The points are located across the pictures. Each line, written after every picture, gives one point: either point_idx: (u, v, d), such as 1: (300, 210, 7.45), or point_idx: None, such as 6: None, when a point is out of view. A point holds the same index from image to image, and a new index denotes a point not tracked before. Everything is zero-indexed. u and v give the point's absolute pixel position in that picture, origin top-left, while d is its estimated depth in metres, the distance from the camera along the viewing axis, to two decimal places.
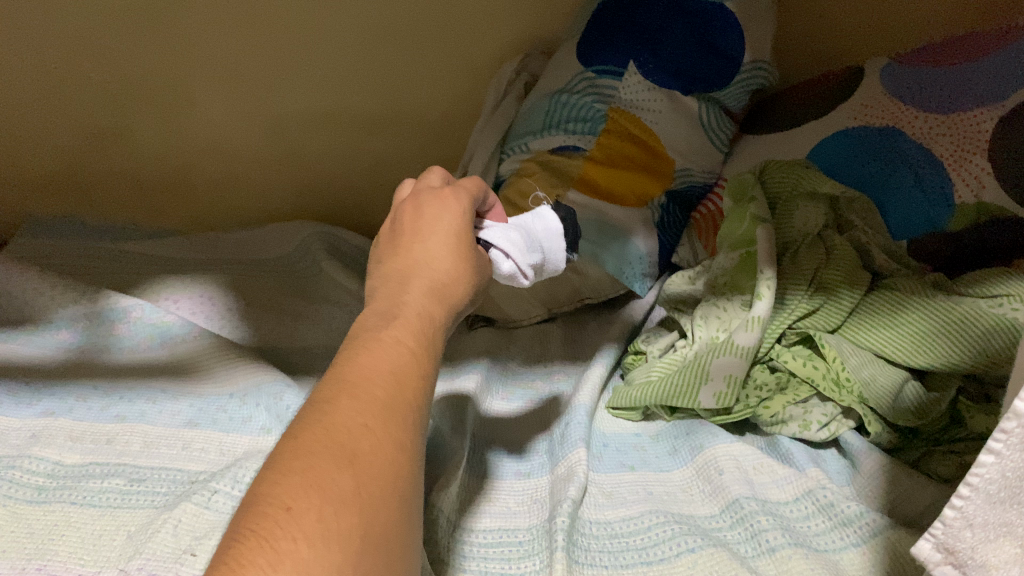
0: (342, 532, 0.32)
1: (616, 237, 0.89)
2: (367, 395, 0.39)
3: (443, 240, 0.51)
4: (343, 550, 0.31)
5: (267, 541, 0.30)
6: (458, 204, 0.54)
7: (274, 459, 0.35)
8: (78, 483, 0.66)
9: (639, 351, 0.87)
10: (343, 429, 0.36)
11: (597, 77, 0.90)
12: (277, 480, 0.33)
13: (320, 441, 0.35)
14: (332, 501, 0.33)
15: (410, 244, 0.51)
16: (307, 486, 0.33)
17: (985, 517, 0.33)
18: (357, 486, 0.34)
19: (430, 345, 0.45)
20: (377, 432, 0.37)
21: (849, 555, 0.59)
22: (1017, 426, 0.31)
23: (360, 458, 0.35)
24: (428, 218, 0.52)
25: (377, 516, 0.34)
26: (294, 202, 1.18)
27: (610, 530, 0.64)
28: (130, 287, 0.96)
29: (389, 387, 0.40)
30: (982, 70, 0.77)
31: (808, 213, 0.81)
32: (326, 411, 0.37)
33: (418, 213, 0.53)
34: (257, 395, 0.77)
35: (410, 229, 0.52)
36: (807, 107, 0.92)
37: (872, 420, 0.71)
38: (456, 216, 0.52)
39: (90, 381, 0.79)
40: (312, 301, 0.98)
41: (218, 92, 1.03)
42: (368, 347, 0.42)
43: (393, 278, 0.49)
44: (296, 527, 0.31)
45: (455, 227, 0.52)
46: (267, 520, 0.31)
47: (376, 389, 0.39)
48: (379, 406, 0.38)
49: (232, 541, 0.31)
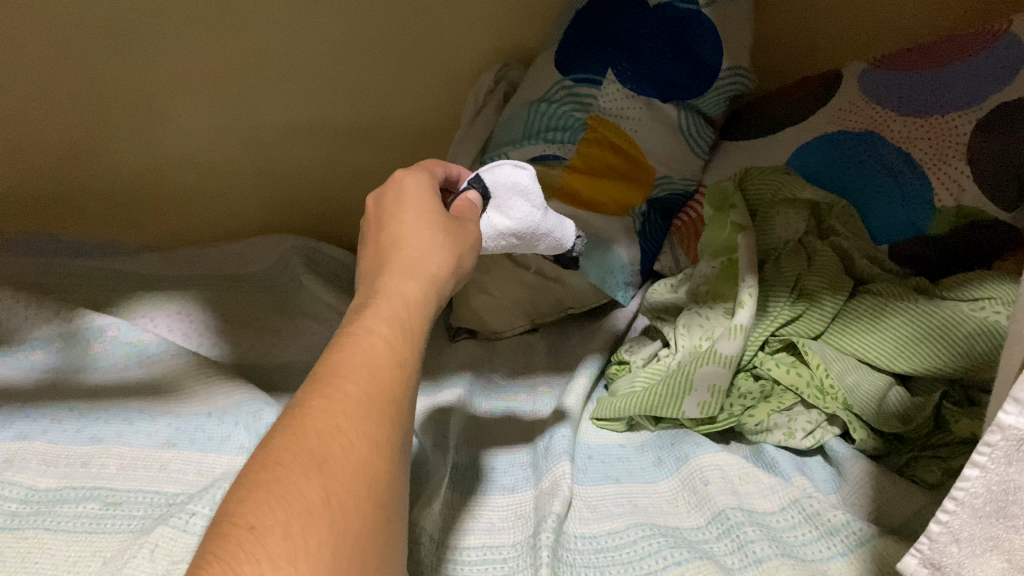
0: (311, 551, 0.31)
1: (598, 247, 0.88)
2: (338, 393, 0.38)
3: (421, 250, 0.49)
4: (312, 570, 0.30)
5: (231, 565, 0.29)
6: (433, 214, 0.52)
7: (243, 473, 0.34)
8: (53, 508, 0.65)
9: (622, 361, 0.86)
10: (313, 433, 0.35)
11: (575, 86, 0.90)
12: (243, 499, 0.32)
13: (289, 452, 0.34)
14: (300, 517, 0.32)
15: (387, 244, 0.50)
16: (274, 503, 0.32)
17: (971, 532, 0.33)
18: (327, 497, 0.33)
19: (411, 330, 0.44)
20: (349, 433, 0.36)
21: (836, 565, 0.59)
22: (1002, 439, 0.30)
23: (330, 463, 0.34)
24: (402, 231, 0.50)
25: (350, 527, 0.33)
26: (273, 217, 1.17)
27: (596, 545, 0.63)
28: (105, 305, 0.95)
29: (363, 380, 0.39)
30: (959, 74, 0.77)
31: (788, 219, 0.82)
32: (295, 416, 0.36)
33: (391, 226, 0.51)
34: (236, 414, 0.76)
35: (384, 241, 0.51)
36: (788, 111, 0.91)
37: (857, 427, 0.70)
38: (431, 227, 0.51)
39: (64, 403, 0.77)
40: (292, 316, 0.97)
41: (194, 105, 1.02)
42: (341, 348, 0.41)
43: (372, 269, 0.49)
44: (260, 549, 0.30)
45: (431, 237, 0.50)
46: (231, 543, 0.30)
47: (348, 385, 0.38)
48: (353, 404, 0.37)
49: (199, 565, 0.29)
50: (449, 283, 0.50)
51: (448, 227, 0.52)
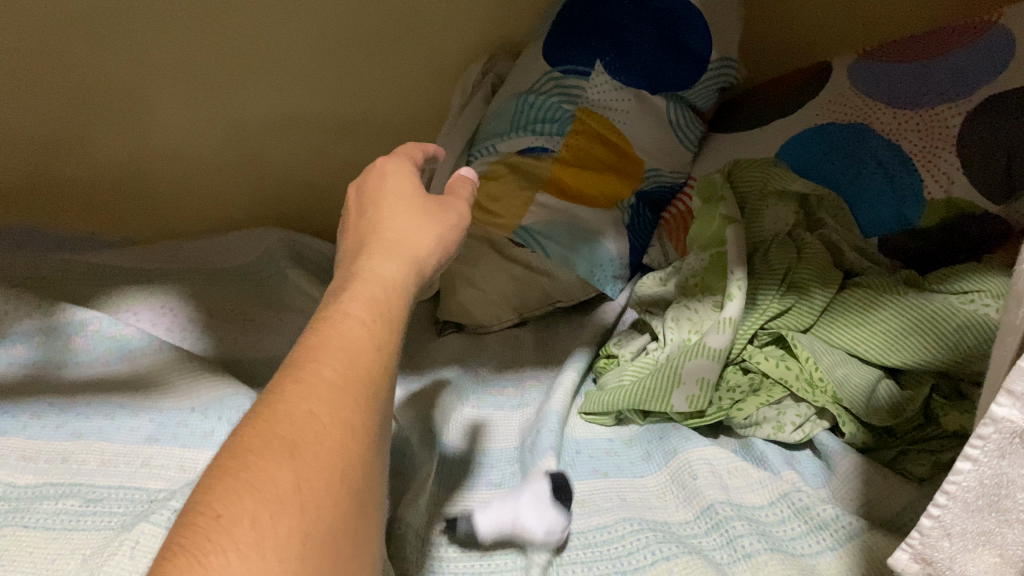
0: (280, 537, 0.30)
1: (586, 240, 0.89)
2: (314, 377, 0.37)
3: (396, 240, 0.48)
4: (281, 560, 0.29)
5: (197, 556, 0.28)
6: (410, 206, 0.50)
7: (212, 463, 0.33)
8: (32, 505, 0.63)
9: (610, 355, 0.86)
10: (286, 419, 0.34)
11: (563, 77, 0.89)
12: (211, 488, 0.31)
13: (261, 438, 0.33)
14: (269, 503, 0.31)
15: (366, 233, 0.49)
16: (241, 490, 0.31)
17: (963, 526, 0.31)
18: (298, 481, 0.32)
19: (392, 311, 0.43)
20: (323, 418, 0.35)
21: (826, 559, 0.59)
22: (994, 432, 0.28)
23: (303, 447, 0.33)
24: (380, 221, 0.49)
25: (322, 509, 0.32)
26: (258, 210, 1.16)
27: (583, 540, 0.63)
28: (87, 299, 0.93)
29: (340, 364, 0.38)
30: (949, 66, 0.77)
31: (776, 211, 0.81)
32: (267, 404, 0.36)
33: (370, 215, 0.50)
34: (219, 409, 0.74)
35: (362, 231, 0.49)
36: (777, 104, 0.90)
37: (846, 421, 0.70)
38: (409, 218, 0.49)
39: (45, 398, 0.76)
40: (278, 310, 0.96)
41: (176, 96, 1.01)
42: (319, 329, 0.40)
43: (353, 252, 0.48)
44: (228, 538, 0.29)
45: (409, 229, 0.48)
46: (197, 534, 0.29)
47: (324, 370, 0.37)
48: (327, 387, 0.36)
49: (164, 558, 0.29)
50: (434, 268, 0.49)
51: (432, 211, 0.51)
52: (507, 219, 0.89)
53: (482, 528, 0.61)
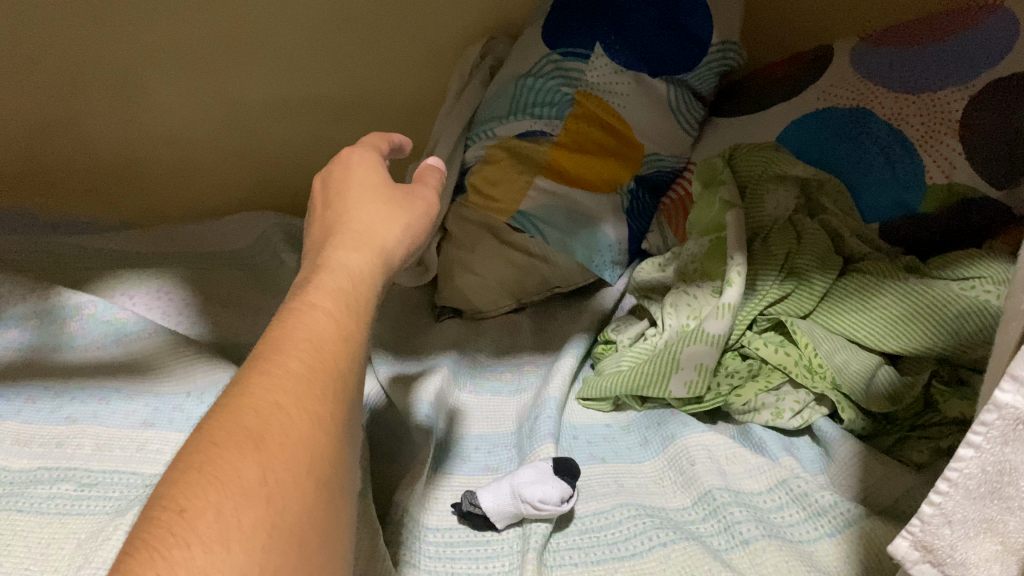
0: (246, 530, 0.29)
1: (584, 225, 0.88)
2: (280, 368, 0.36)
3: (364, 232, 0.47)
4: (247, 552, 0.29)
5: (161, 551, 0.28)
6: (377, 198, 0.50)
7: (176, 455, 0.32)
8: (26, 489, 0.63)
9: (609, 341, 0.85)
10: (250, 410, 0.34)
11: (562, 60, 0.88)
12: (175, 481, 0.30)
13: (224, 429, 0.33)
14: (233, 496, 0.30)
15: (336, 221, 0.48)
16: (206, 482, 0.30)
17: (965, 513, 0.30)
18: (264, 474, 0.31)
19: (358, 302, 0.42)
20: (289, 409, 0.34)
21: (824, 545, 0.58)
22: (998, 419, 0.28)
23: (268, 440, 0.32)
24: (348, 212, 0.49)
25: (289, 503, 0.31)
26: (256, 194, 1.15)
27: (580, 526, 0.63)
28: (83, 282, 0.93)
29: (306, 356, 0.37)
30: (952, 49, 0.75)
31: (777, 196, 0.80)
32: (232, 395, 0.35)
33: (338, 205, 0.50)
34: (215, 393, 0.74)
35: (330, 220, 0.49)
36: (779, 88, 0.89)
37: (846, 406, 0.70)
38: (376, 211, 0.49)
39: (40, 382, 0.76)
40: (275, 295, 0.95)
41: (171, 78, 1.00)
42: (286, 319, 0.39)
43: (318, 243, 0.47)
44: (191, 532, 0.28)
45: (375, 221, 0.48)
46: (160, 527, 0.29)
47: (289, 362, 0.37)
48: (294, 378, 0.36)
49: (124, 553, 0.28)
50: (399, 259, 0.49)
51: (398, 201, 0.51)
52: (504, 205, 0.90)
53: (492, 514, 0.61)
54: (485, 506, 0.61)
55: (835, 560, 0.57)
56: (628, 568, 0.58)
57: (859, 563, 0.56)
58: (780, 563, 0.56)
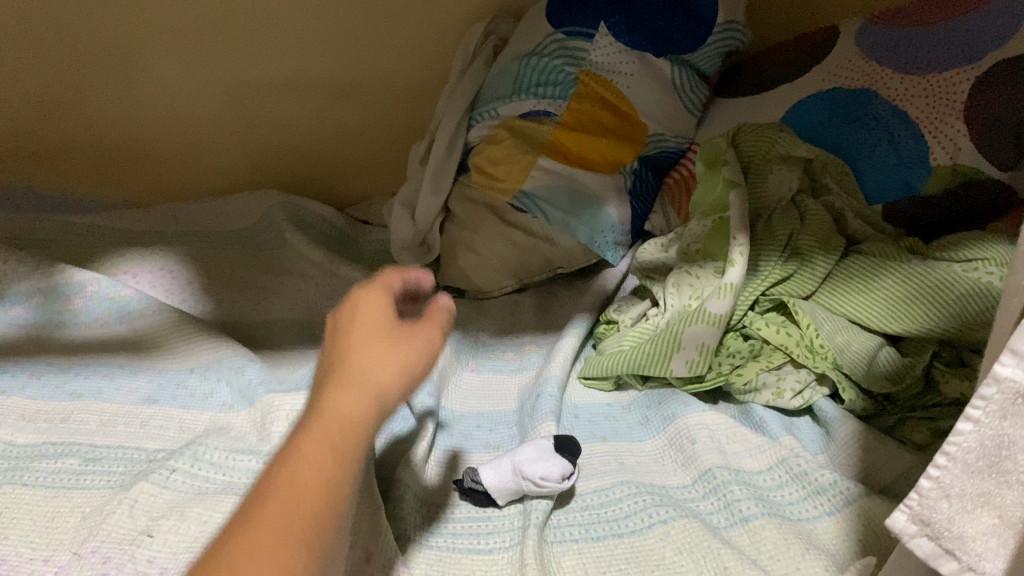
0: None
1: (587, 205, 0.88)
2: (299, 482, 0.36)
3: (350, 393, 0.40)
4: None
5: None
6: (375, 344, 0.42)
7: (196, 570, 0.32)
8: (30, 463, 0.64)
9: (611, 320, 0.85)
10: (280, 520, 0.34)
11: (567, 39, 0.87)
12: None
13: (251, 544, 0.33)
14: None
15: (325, 374, 0.41)
16: None
17: (963, 487, 0.30)
18: None
19: (352, 450, 0.38)
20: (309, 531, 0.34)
21: (823, 523, 0.59)
22: (997, 393, 0.28)
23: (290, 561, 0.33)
24: (337, 363, 0.42)
25: None
26: (258, 172, 1.15)
27: (580, 503, 0.63)
28: (86, 260, 0.93)
29: (322, 465, 0.37)
30: (959, 29, 0.75)
31: (781, 176, 0.80)
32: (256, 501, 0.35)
33: (330, 354, 0.42)
34: (218, 370, 0.75)
35: (319, 373, 0.42)
36: (784, 69, 0.88)
37: (846, 387, 0.70)
38: (367, 363, 0.41)
39: (44, 358, 0.76)
40: (277, 274, 0.96)
41: (174, 57, 0.99)
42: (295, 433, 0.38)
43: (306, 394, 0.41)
44: None
45: (365, 381, 0.40)
46: None
47: (307, 471, 0.36)
48: (314, 476, 0.36)
49: None
50: (395, 403, 0.42)
51: (404, 338, 0.43)
52: (507, 184, 0.90)
53: (493, 491, 0.61)
54: (486, 481, 0.61)
55: (833, 538, 0.57)
56: (627, 544, 0.58)
57: (857, 542, 0.57)
58: (779, 541, 0.57)
